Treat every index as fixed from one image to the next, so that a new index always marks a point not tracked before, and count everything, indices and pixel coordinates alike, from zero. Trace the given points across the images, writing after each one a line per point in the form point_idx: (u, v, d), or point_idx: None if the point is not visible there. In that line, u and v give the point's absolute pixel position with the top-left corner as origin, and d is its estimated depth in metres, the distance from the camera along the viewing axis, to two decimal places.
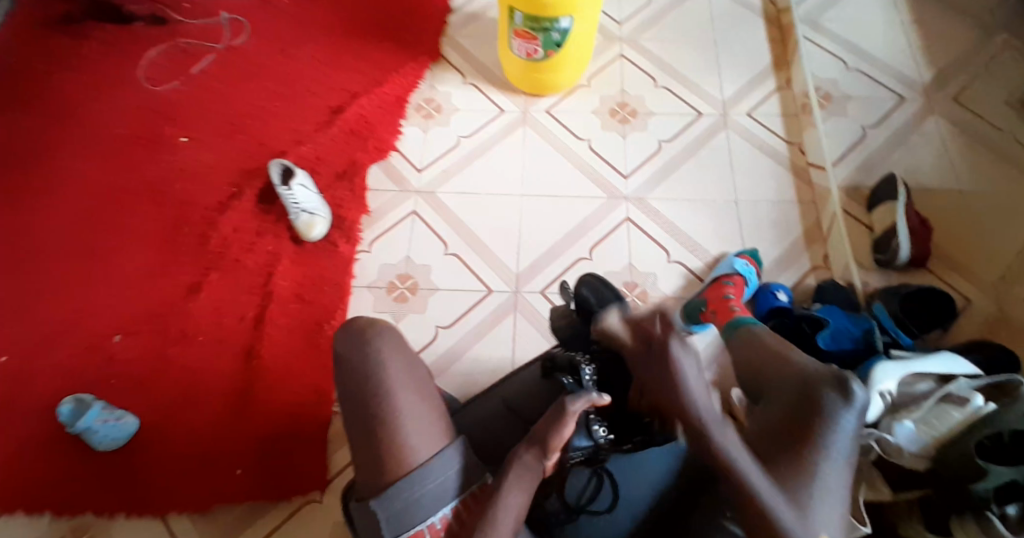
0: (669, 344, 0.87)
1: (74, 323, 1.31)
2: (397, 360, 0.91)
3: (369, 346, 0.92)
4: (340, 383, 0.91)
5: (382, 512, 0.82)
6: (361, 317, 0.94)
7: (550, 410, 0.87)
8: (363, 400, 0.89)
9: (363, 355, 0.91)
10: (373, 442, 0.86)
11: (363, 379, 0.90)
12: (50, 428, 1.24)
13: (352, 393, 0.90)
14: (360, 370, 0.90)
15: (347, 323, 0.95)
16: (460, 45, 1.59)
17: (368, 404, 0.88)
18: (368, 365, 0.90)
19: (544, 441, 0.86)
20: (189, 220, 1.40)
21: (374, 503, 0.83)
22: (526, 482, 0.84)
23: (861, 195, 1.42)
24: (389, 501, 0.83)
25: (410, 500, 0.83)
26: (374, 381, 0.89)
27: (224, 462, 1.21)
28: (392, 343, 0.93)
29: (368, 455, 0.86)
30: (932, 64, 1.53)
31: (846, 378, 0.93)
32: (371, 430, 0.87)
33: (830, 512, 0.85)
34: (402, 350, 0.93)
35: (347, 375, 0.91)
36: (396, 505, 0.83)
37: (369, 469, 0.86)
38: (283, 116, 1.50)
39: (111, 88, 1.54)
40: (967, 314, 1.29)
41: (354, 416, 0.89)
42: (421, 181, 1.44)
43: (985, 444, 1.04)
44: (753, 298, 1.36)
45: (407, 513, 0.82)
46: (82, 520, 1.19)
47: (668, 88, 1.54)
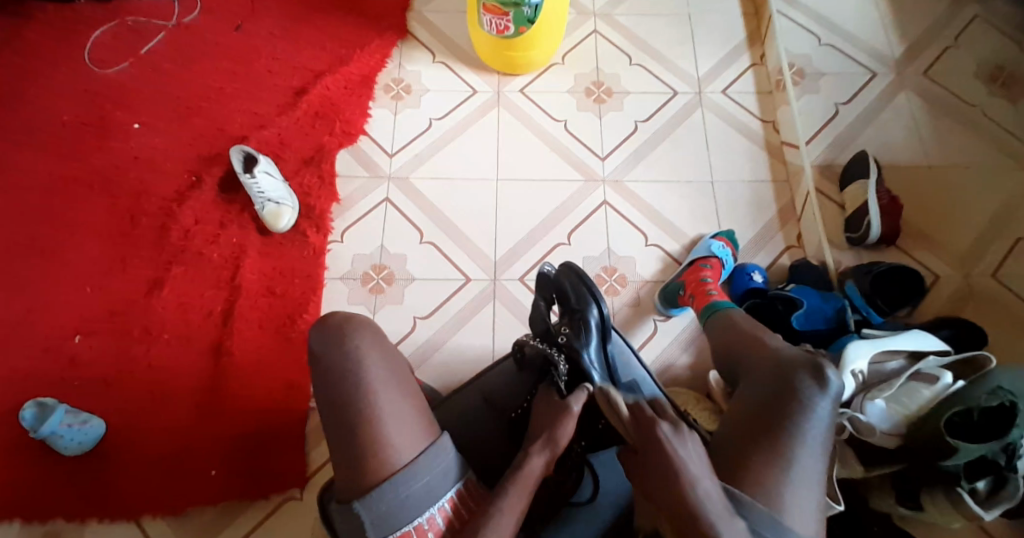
0: (661, 429, 0.81)
1: (28, 324, 1.25)
2: (376, 357, 0.89)
3: (348, 343, 0.89)
4: (318, 381, 0.89)
5: (366, 515, 0.81)
6: (338, 313, 0.91)
7: (550, 406, 0.89)
8: (343, 398, 0.87)
9: (342, 353, 0.88)
10: (355, 442, 0.84)
11: (342, 378, 0.87)
12: (9, 434, 1.18)
13: (332, 392, 0.88)
14: (339, 369, 0.88)
15: (324, 320, 0.92)
16: (428, 20, 1.52)
17: (348, 403, 0.86)
18: (348, 364, 0.88)
19: (548, 438, 0.85)
20: (147, 211, 1.33)
21: (358, 505, 0.81)
22: (526, 478, 0.82)
23: (834, 172, 1.43)
24: (374, 503, 0.81)
25: (395, 502, 0.81)
26: (355, 379, 0.87)
27: (198, 463, 1.18)
28: (372, 340, 0.91)
29: (350, 455, 0.84)
30: (903, 39, 1.53)
31: (822, 365, 0.94)
32: (352, 430, 0.85)
33: (804, 501, 0.87)
34: (381, 346, 0.91)
35: (325, 372, 0.88)
36: (381, 507, 0.81)
37: (351, 470, 0.84)
38: (242, 98, 1.42)
39: (53, 69, 1.43)
40: (935, 289, 1.32)
41: (334, 416, 0.86)
42: (393, 166, 1.39)
43: (955, 420, 1.06)
44: (729, 279, 1.37)
45: (393, 514, 0.81)
46: (52, 528, 1.15)
47: (643, 66, 1.50)
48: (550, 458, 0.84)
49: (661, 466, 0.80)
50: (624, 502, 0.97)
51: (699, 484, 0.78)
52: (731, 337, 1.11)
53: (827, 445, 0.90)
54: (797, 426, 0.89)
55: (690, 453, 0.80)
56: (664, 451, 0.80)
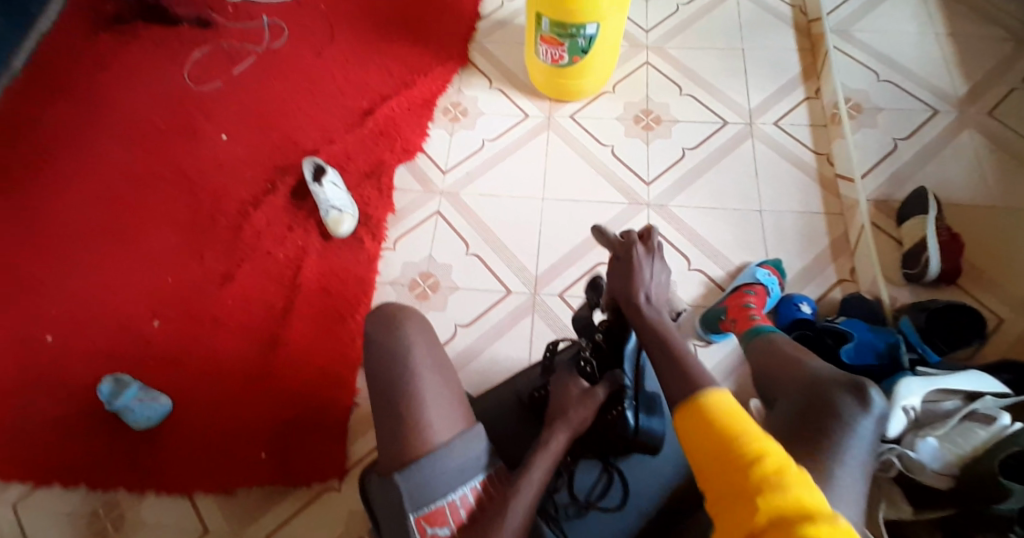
0: (634, 250, 0.88)
1: (112, 307, 1.38)
2: (422, 345, 0.94)
3: (397, 330, 0.94)
4: (368, 362, 0.93)
5: (404, 485, 0.83)
6: (391, 304, 0.96)
7: (569, 395, 0.92)
8: (389, 378, 0.91)
9: (391, 339, 0.93)
10: (397, 419, 0.88)
11: (390, 360, 0.92)
12: (86, 405, 1.30)
13: (380, 372, 0.92)
14: (389, 352, 0.92)
15: (377, 309, 0.98)
16: (488, 51, 1.62)
17: (394, 383, 0.90)
18: (397, 348, 0.92)
19: (567, 418, 0.90)
20: (225, 213, 1.46)
21: (397, 476, 0.83)
22: (547, 462, 0.86)
23: (890, 208, 1.39)
24: (412, 475, 0.83)
25: (431, 475, 0.84)
26: (402, 362, 0.91)
27: (250, 445, 1.25)
28: (419, 330, 0.95)
29: (392, 431, 0.87)
30: (967, 77, 1.50)
31: (863, 385, 0.91)
32: (395, 407, 0.88)
33: (848, 518, 0.80)
34: (428, 336, 0.96)
35: (374, 354, 0.93)
36: (418, 479, 0.83)
37: (391, 445, 0.87)
38: (316, 116, 1.55)
39: (156, 85, 1.61)
40: (998, 333, 1.25)
41: (380, 395, 0.90)
42: (446, 182, 1.47)
43: (1009, 463, 0.99)
44: (775, 309, 1.33)
45: (429, 488, 0.83)
46: (112, 497, 1.24)
47: (694, 96, 1.54)
48: (571, 435, 0.89)
49: (624, 275, 0.87)
50: (651, 512, 0.96)
51: (647, 295, 0.86)
52: (775, 354, 1.06)
53: (869, 468, 0.86)
54: (836, 441, 0.86)
55: (649, 269, 0.87)
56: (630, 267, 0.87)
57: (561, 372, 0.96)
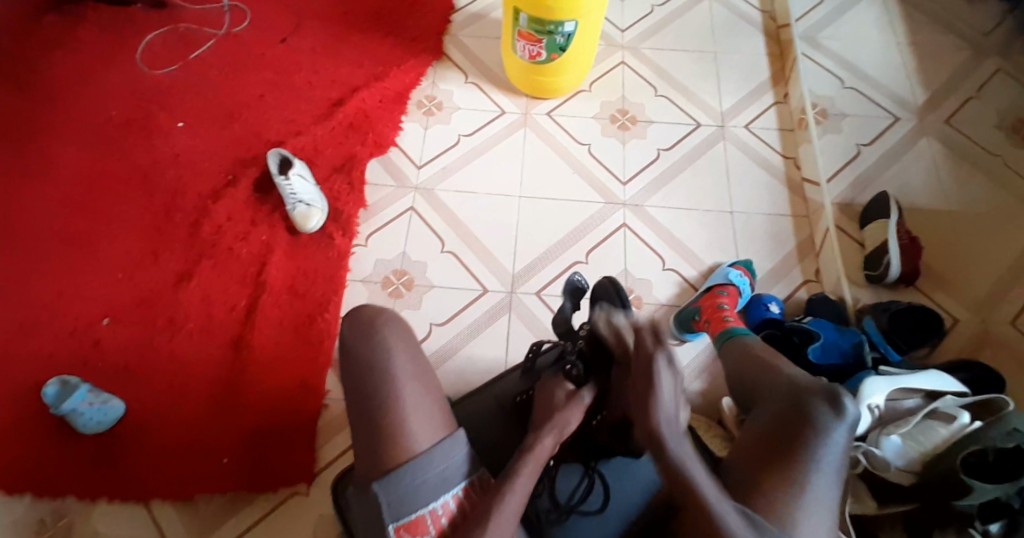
0: (655, 360, 0.82)
1: (61, 305, 1.29)
2: (401, 348, 0.90)
3: (375, 333, 0.90)
4: (346, 367, 0.90)
5: (384, 497, 0.81)
6: (369, 305, 0.92)
7: (553, 401, 0.91)
8: (366, 385, 0.87)
9: (369, 343, 0.90)
10: (375, 427, 0.85)
11: (367, 364, 0.88)
12: (31, 410, 1.21)
13: (358, 377, 0.88)
14: (367, 355, 0.89)
15: (355, 310, 0.93)
16: (462, 44, 1.59)
17: (373, 389, 0.87)
18: (375, 352, 0.89)
19: (555, 422, 0.88)
20: (184, 206, 1.38)
21: (375, 486, 0.81)
22: (529, 472, 0.84)
23: (854, 211, 1.43)
24: (391, 486, 0.81)
25: (412, 485, 0.81)
26: (380, 368, 0.88)
27: (210, 450, 1.19)
28: (397, 333, 0.91)
29: (371, 439, 0.84)
30: (926, 86, 1.56)
31: (837, 392, 0.91)
32: (373, 414, 0.85)
33: (816, 526, 0.83)
34: (408, 337, 0.92)
35: (352, 359, 0.89)
36: (398, 490, 0.81)
37: (369, 454, 0.84)
38: (283, 106, 1.49)
39: (107, 69, 1.52)
40: (954, 332, 1.31)
41: (360, 401, 0.87)
42: (420, 177, 1.44)
43: (970, 461, 1.00)
44: (745, 308, 1.35)
45: (409, 499, 0.81)
46: (61, 506, 1.16)
47: (667, 97, 1.55)
48: (558, 438, 0.88)
49: (642, 386, 0.83)
50: (633, 516, 0.95)
51: (665, 414, 0.82)
52: (747, 360, 1.07)
53: (842, 474, 0.87)
54: (810, 449, 0.86)
55: (668, 380, 0.82)
56: (649, 377, 0.82)
57: (548, 378, 0.96)
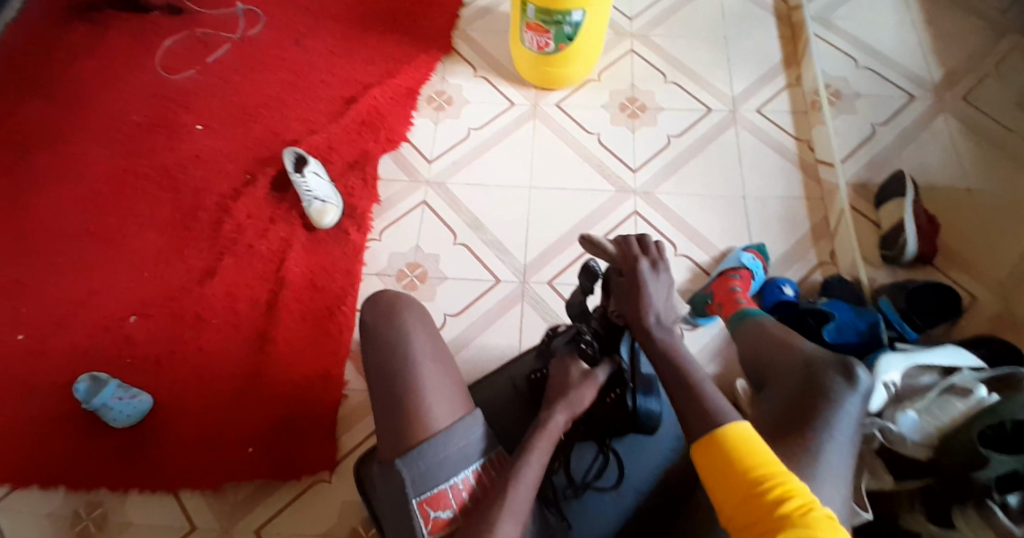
0: (640, 265, 0.84)
1: (90, 304, 1.34)
2: (420, 333, 0.93)
3: (394, 319, 0.94)
4: (367, 352, 0.93)
5: (406, 472, 0.83)
6: (388, 293, 0.96)
7: (567, 377, 0.92)
8: (386, 368, 0.90)
9: (389, 329, 0.93)
10: (396, 407, 0.87)
11: (389, 348, 0.91)
12: (66, 405, 1.26)
13: (379, 361, 0.91)
14: (388, 340, 0.92)
15: (374, 298, 0.97)
16: (472, 38, 1.61)
17: (392, 371, 0.89)
18: (394, 337, 0.92)
19: (569, 400, 0.90)
20: (204, 206, 1.43)
21: (399, 463, 0.83)
22: (543, 448, 0.86)
23: (869, 192, 1.41)
24: (413, 461, 0.83)
25: (433, 461, 0.83)
26: (400, 350, 0.91)
27: (237, 441, 1.23)
28: (417, 319, 0.95)
29: (392, 419, 0.87)
30: (943, 63, 1.53)
31: (851, 365, 0.93)
32: (394, 395, 0.88)
33: (835, 491, 0.83)
34: (426, 323, 0.95)
35: (374, 344, 0.93)
36: (421, 465, 0.83)
37: (391, 433, 0.87)
38: (297, 106, 1.52)
39: (128, 76, 1.57)
40: (973, 310, 1.28)
41: (381, 384, 0.90)
42: (431, 171, 1.46)
43: (987, 433, 1.00)
44: (758, 292, 1.34)
45: (431, 474, 0.83)
46: (95, 497, 1.21)
47: (678, 84, 1.55)
48: (571, 416, 0.90)
49: (631, 294, 0.84)
50: (648, 491, 0.96)
51: (655, 310, 0.83)
52: (761, 340, 1.06)
53: (856, 444, 0.88)
54: (824, 417, 0.87)
55: (657, 287, 0.84)
56: (636, 288, 0.84)
57: (560, 355, 0.96)
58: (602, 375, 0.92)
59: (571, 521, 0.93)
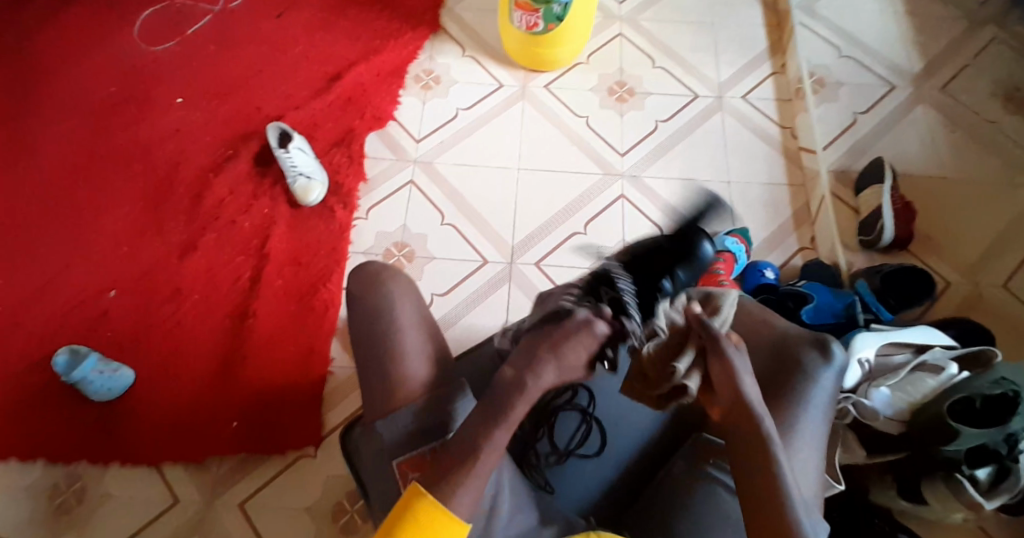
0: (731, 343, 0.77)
1: (66, 278, 1.31)
2: (406, 300, 0.93)
3: (381, 287, 0.93)
4: (353, 321, 0.93)
5: (386, 434, 0.84)
6: (373, 261, 0.95)
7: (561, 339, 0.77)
8: (371, 335, 0.90)
9: (373, 297, 0.92)
10: (379, 373, 0.87)
11: (373, 315, 0.91)
12: (41, 380, 1.24)
13: (364, 328, 0.91)
14: (372, 307, 0.92)
15: (360, 267, 0.96)
16: (460, 17, 1.60)
17: (379, 338, 0.89)
18: (379, 305, 0.91)
19: (558, 357, 0.76)
20: (184, 180, 1.40)
21: (380, 425, 0.85)
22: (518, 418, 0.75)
23: (849, 178, 1.44)
24: (395, 424, 0.84)
25: (411, 425, 0.84)
26: (385, 319, 0.90)
27: (218, 416, 1.22)
28: (402, 286, 0.95)
29: (375, 384, 0.88)
30: (922, 54, 1.56)
31: (827, 341, 0.95)
32: (378, 363, 0.88)
33: (808, 462, 0.87)
34: (414, 293, 0.95)
35: (358, 310, 0.92)
36: (399, 428, 0.84)
37: (375, 397, 0.87)
38: (280, 81, 1.50)
39: (104, 46, 1.53)
40: (946, 294, 1.32)
41: (366, 351, 0.90)
42: (419, 151, 1.45)
43: (956, 409, 1.03)
44: (741, 275, 1.36)
45: (410, 437, 0.84)
46: (74, 471, 1.19)
47: (666, 69, 1.56)
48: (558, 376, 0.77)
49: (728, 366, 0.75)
50: (630, 458, 0.97)
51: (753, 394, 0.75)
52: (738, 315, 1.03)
53: (829, 417, 0.92)
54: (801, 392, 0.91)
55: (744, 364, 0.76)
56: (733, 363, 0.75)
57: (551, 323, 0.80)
58: (683, 364, 0.76)
59: (553, 485, 0.95)
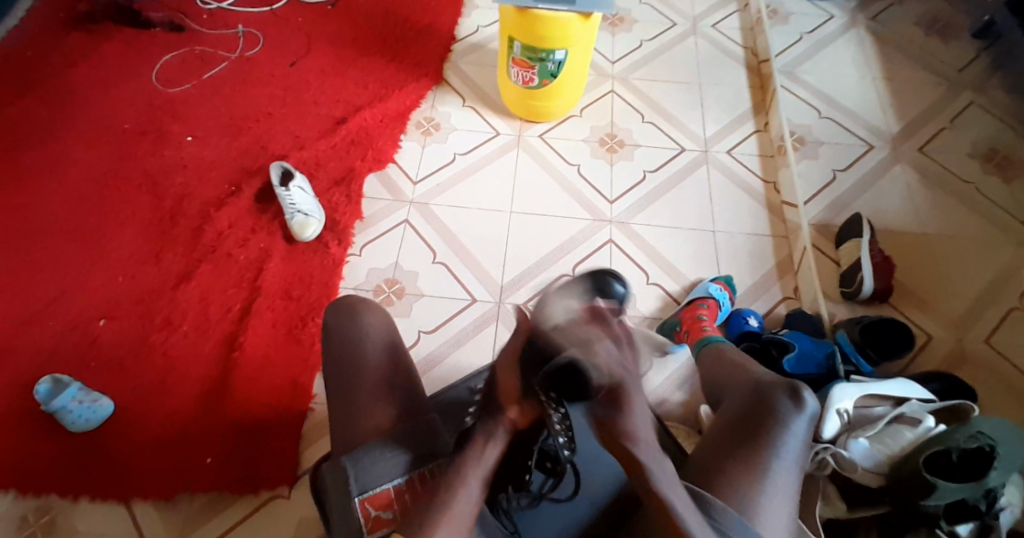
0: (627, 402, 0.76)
1: (61, 304, 1.34)
2: (381, 335, 0.99)
3: (358, 320, 0.99)
4: (329, 349, 0.98)
5: (351, 468, 0.84)
6: (351, 295, 1.02)
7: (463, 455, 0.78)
8: (345, 368, 0.95)
9: (350, 330, 0.98)
10: (348, 405, 0.92)
11: (349, 348, 0.97)
12: (25, 405, 1.24)
13: (339, 360, 0.96)
14: (349, 338, 0.97)
15: (337, 300, 1.03)
16: (462, 71, 1.68)
17: (354, 369, 0.94)
18: (357, 338, 0.97)
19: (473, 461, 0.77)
20: (186, 213, 1.44)
21: (344, 458, 0.85)
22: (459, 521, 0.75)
23: (830, 233, 1.48)
24: (358, 457, 0.85)
25: (374, 460, 0.84)
26: (361, 352, 0.96)
27: (195, 450, 1.22)
28: (380, 321, 1.01)
29: (344, 419, 0.91)
30: (901, 116, 1.64)
31: (798, 387, 0.95)
32: (351, 397, 0.92)
33: (779, 513, 0.86)
34: (390, 329, 1.01)
35: (334, 343, 0.98)
36: (363, 463, 0.84)
37: (343, 430, 0.90)
38: (288, 123, 1.57)
39: (121, 85, 1.60)
40: (928, 349, 1.34)
41: (341, 380, 0.94)
42: (415, 192, 1.50)
43: (933, 461, 1.01)
44: (725, 323, 1.38)
45: (374, 472, 0.84)
46: (46, 502, 1.18)
47: (654, 124, 1.63)
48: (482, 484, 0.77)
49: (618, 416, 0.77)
50: (605, 501, 0.96)
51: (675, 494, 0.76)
52: (720, 363, 1.11)
53: (803, 464, 0.91)
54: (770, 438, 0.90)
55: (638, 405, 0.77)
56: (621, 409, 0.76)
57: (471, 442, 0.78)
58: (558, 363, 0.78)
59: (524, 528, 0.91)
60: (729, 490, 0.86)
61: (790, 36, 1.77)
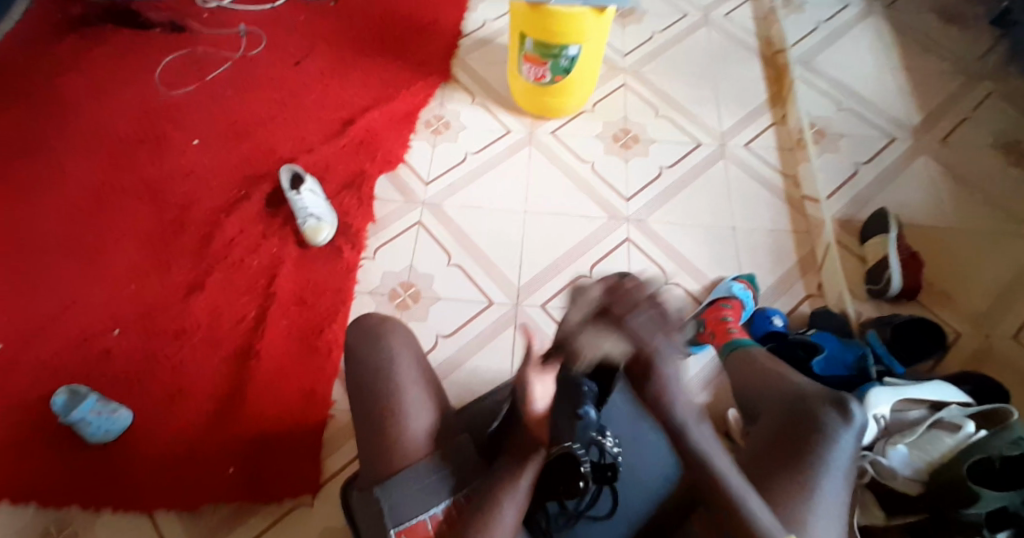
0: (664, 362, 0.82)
1: (70, 316, 1.30)
2: (403, 355, 0.95)
3: (379, 340, 0.96)
4: (350, 373, 0.95)
5: (384, 501, 0.84)
6: (371, 314, 0.99)
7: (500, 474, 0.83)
8: (368, 390, 0.92)
9: (370, 350, 0.95)
10: (374, 430, 0.89)
11: (371, 370, 0.93)
12: (37, 420, 1.21)
13: (363, 382, 0.93)
14: (372, 360, 0.94)
15: (359, 320, 0.99)
16: (470, 67, 1.65)
17: (378, 392, 0.91)
18: (378, 359, 0.94)
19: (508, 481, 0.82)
20: (194, 220, 1.41)
21: (377, 492, 0.84)
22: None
23: (854, 227, 1.45)
24: (391, 490, 0.84)
25: (408, 493, 0.84)
26: (383, 373, 0.93)
27: (215, 461, 1.18)
28: (401, 338, 0.97)
29: (369, 442, 0.89)
30: (921, 106, 1.60)
31: (844, 399, 0.91)
32: (377, 422, 0.89)
33: (826, 525, 0.84)
34: (412, 347, 0.98)
35: (357, 365, 0.95)
36: (397, 496, 0.84)
37: (372, 459, 0.88)
38: (295, 125, 1.53)
39: (124, 90, 1.57)
40: (957, 345, 1.31)
41: (365, 404, 0.91)
42: (427, 193, 1.47)
43: (978, 469, 0.99)
44: (749, 323, 1.34)
45: (409, 504, 0.83)
46: (65, 515, 1.15)
47: (669, 118, 1.59)
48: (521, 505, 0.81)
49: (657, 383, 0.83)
50: (639, 521, 0.95)
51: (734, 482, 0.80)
52: (754, 369, 1.07)
53: (850, 477, 0.88)
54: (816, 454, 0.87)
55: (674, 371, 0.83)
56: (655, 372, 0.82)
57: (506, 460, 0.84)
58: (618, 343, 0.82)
59: None
60: (774, 506, 0.84)
61: (805, 25, 1.74)
